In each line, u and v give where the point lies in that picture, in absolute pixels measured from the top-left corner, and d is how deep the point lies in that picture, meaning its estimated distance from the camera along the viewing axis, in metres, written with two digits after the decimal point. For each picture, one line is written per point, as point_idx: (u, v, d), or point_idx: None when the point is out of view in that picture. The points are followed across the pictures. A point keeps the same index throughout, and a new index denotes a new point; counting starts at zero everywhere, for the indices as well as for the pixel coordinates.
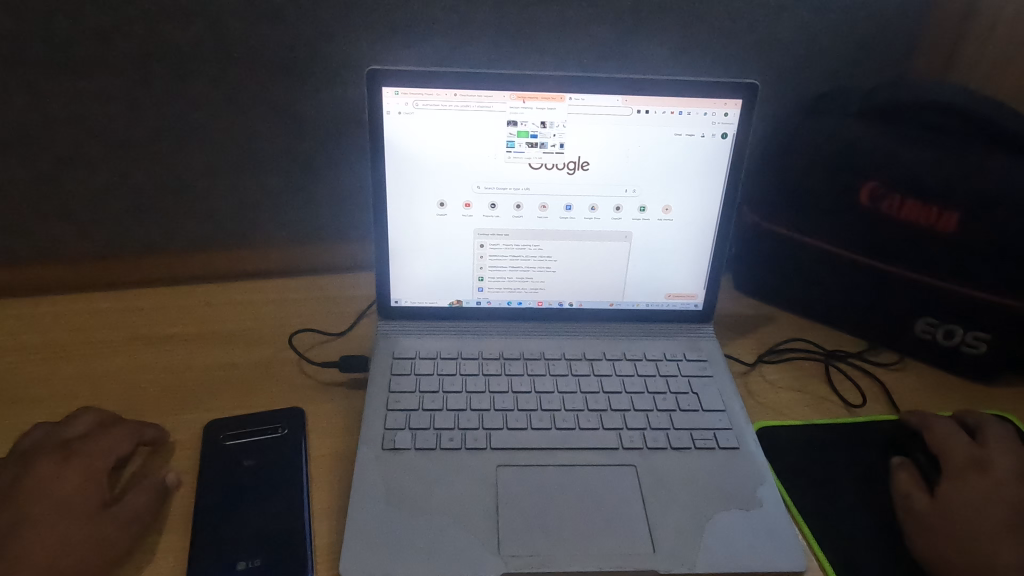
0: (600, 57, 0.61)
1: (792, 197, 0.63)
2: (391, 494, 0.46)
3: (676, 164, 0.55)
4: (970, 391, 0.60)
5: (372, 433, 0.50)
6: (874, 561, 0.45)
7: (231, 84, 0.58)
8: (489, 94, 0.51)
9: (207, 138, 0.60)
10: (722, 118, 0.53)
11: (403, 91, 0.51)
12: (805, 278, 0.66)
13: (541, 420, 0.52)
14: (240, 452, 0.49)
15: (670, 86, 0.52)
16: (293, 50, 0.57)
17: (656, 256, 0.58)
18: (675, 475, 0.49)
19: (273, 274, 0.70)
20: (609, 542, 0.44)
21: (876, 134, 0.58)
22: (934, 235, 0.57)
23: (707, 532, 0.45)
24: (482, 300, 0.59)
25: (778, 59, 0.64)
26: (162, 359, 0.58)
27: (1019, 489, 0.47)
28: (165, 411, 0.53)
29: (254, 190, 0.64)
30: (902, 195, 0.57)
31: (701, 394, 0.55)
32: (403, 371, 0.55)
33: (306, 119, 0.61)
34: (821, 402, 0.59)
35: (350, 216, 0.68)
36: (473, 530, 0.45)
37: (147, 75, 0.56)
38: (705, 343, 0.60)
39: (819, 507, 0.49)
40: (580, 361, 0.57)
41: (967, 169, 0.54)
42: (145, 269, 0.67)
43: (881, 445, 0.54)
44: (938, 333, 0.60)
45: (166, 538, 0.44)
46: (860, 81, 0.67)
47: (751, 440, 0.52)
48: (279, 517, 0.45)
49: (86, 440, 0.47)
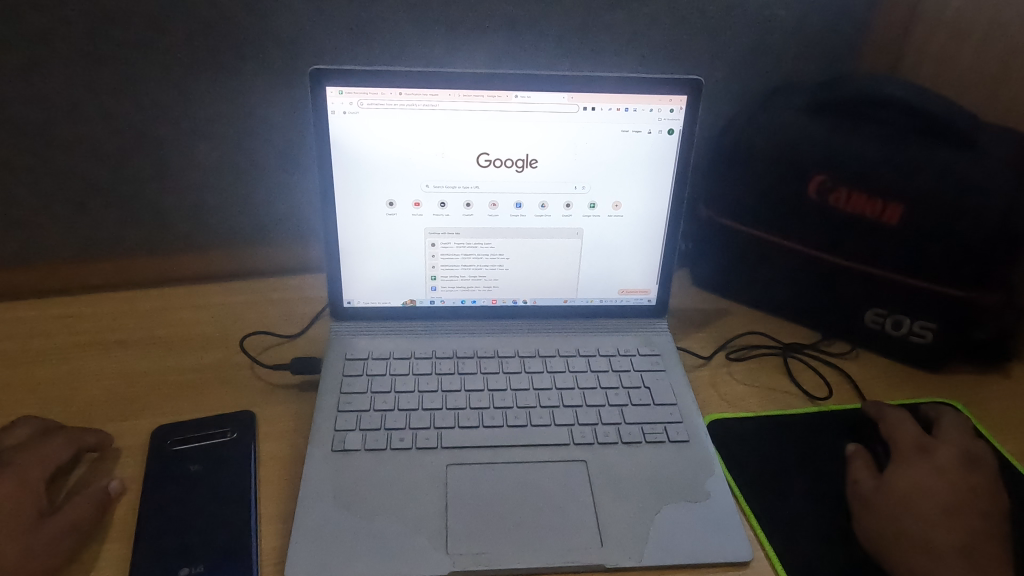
0: (550, 54, 0.62)
1: (743, 191, 0.63)
2: (339, 495, 0.46)
3: (625, 161, 0.55)
4: (919, 380, 0.61)
5: (323, 435, 0.50)
6: (820, 548, 0.46)
7: (177, 85, 0.57)
8: (434, 92, 0.51)
9: (154, 140, 0.60)
10: (668, 114, 0.53)
11: (347, 91, 0.51)
12: (757, 271, 0.67)
13: (493, 418, 0.52)
14: (187, 457, 0.49)
15: (616, 83, 0.52)
16: (239, 50, 0.57)
17: (608, 252, 0.58)
18: (625, 469, 0.49)
19: (227, 277, 0.69)
20: (557, 537, 0.45)
21: (821, 129, 0.58)
22: (880, 227, 0.57)
23: (655, 525, 0.46)
24: (435, 299, 0.59)
25: (728, 55, 0.64)
26: (111, 365, 0.58)
27: (960, 472, 0.48)
28: (112, 417, 0.53)
29: (205, 192, 0.64)
30: (848, 187, 0.57)
31: (653, 387, 0.55)
32: (355, 372, 0.55)
33: (255, 120, 0.60)
34: (774, 393, 0.60)
35: (304, 217, 0.68)
36: (421, 528, 0.45)
37: (90, 77, 0.55)
38: (658, 338, 0.61)
39: (767, 497, 0.50)
40: (533, 359, 0.57)
41: (909, 161, 0.55)
42: (94, 274, 0.65)
43: (830, 435, 0.55)
44: (887, 323, 0.61)
45: (108, 545, 0.44)
46: (810, 77, 0.68)
47: (702, 433, 0.52)
48: (224, 522, 0.45)
49: (23, 449, 0.46)
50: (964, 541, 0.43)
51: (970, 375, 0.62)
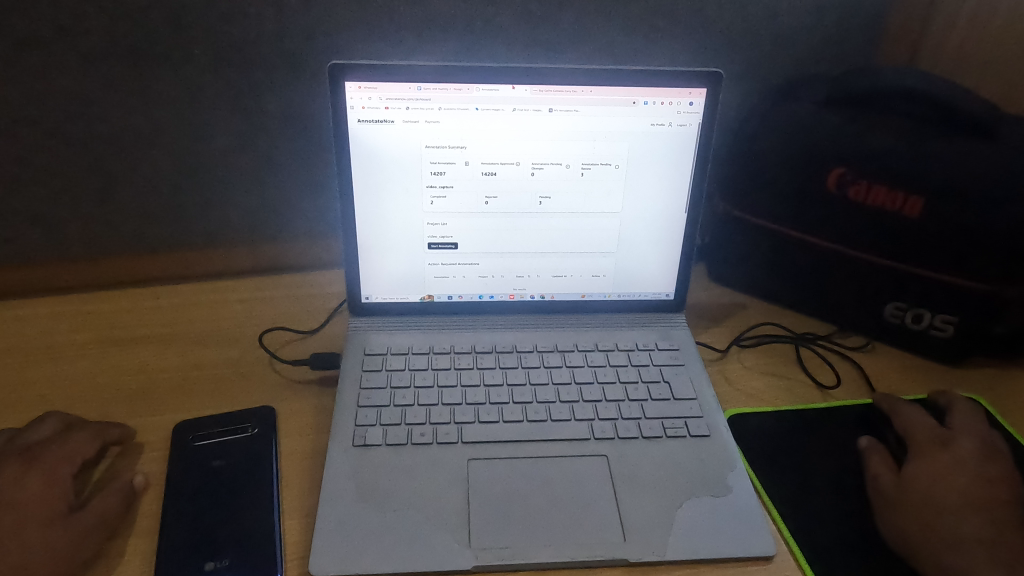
0: (567, 48, 0.61)
1: (761, 185, 0.63)
2: (362, 490, 0.46)
3: (644, 155, 0.55)
4: (939, 373, 0.61)
5: (343, 430, 0.50)
6: (844, 542, 0.46)
7: (194, 82, 0.57)
8: (453, 87, 0.51)
9: (172, 136, 0.60)
10: (687, 107, 0.53)
11: (365, 86, 0.50)
12: (774, 265, 0.66)
13: (513, 413, 0.52)
14: (210, 452, 0.49)
15: (634, 76, 0.52)
16: (257, 47, 0.57)
17: (625, 247, 0.58)
18: (646, 463, 0.49)
19: (243, 273, 0.70)
20: (580, 533, 0.44)
21: (840, 122, 0.58)
22: (900, 220, 0.57)
23: (678, 520, 0.46)
24: (452, 294, 0.59)
25: (745, 47, 0.64)
26: (132, 362, 0.58)
27: (982, 466, 0.47)
28: (134, 412, 0.53)
29: (220, 187, 0.64)
30: (868, 181, 0.57)
31: (673, 382, 0.55)
32: (374, 367, 0.55)
33: (273, 118, 0.61)
34: (794, 387, 0.59)
35: (320, 213, 0.68)
36: (444, 524, 0.45)
37: (109, 75, 0.55)
38: (676, 332, 0.60)
39: (790, 490, 0.49)
40: (551, 354, 0.57)
41: (931, 153, 0.54)
42: (113, 270, 0.66)
43: (851, 430, 0.54)
44: (907, 317, 0.61)
45: (134, 539, 0.44)
46: (827, 69, 0.67)
47: (722, 427, 0.52)
48: (248, 518, 0.45)
49: (47, 446, 0.46)
50: (991, 535, 0.43)
51: (989, 368, 0.61)
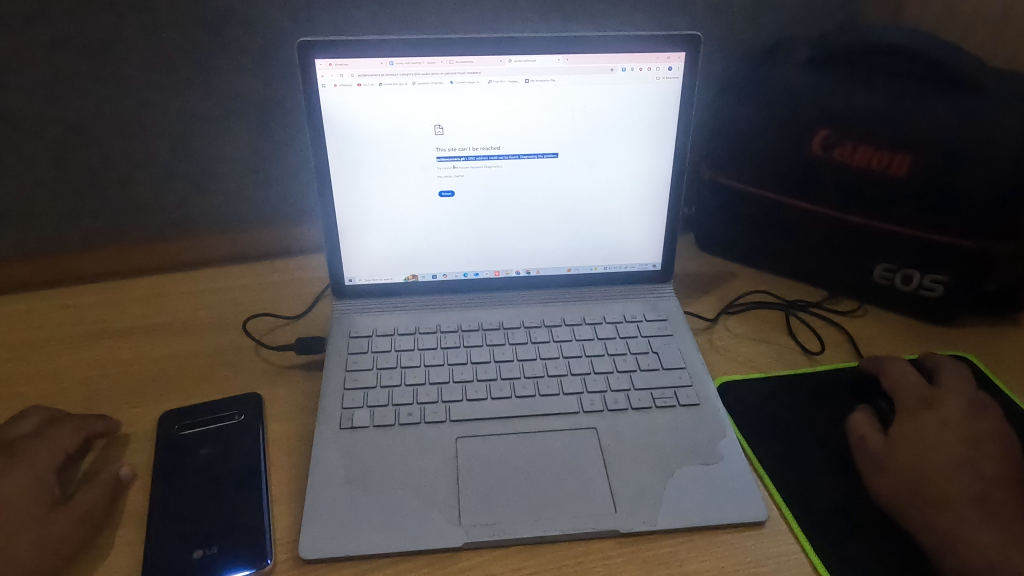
0: (542, 16, 0.60)
1: (745, 151, 0.62)
2: (350, 472, 0.46)
3: (624, 124, 0.53)
4: (929, 334, 0.60)
5: (330, 413, 0.50)
6: (834, 505, 0.45)
7: (164, 65, 0.56)
8: (430, 61, 0.50)
9: (145, 124, 0.59)
10: (666, 72, 0.52)
11: (335, 63, 0.49)
12: (760, 230, 0.65)
13: (501, 390, 0.52)
14: (196, 441, 0.49)
15: (611, 40, 0.50)
16: (224, 26, 0.55)
17: (609, 217, 0.57)
18: (637, 435, 0.49)
19: (225, 261, 0.69)
20: (572, 506, 0.44)
21: (822, 83, 0.57)
22: (886, 180, 0.56)
23: (668, 490, 0.45)
24: (437, 273, 0.59)
25: (726, 9, 0.63)
26: (115, 353, 0.57)
27: (970, 423, 0.47)
28: (119, 404, 0.53)
29: (196, 173, 0.63)
30: (853, 141, 0.56)
31: (661, 353, 0.55)
32: (359, 349, 0.54)
33: (246, 100, 0.59)
34: (783, 352, 0.59)
35: (299, 196, 0.67)
36: (433, 503, 0.44)
37: (74, 62, 0.54)
38: (664, 303, 0.60)
39: (780, 455, 0.49)
40: (539, 329, 0.57)
41: (916, 110, 0.53)
42: (93, 262, 0.65)
43: (843, 394, 0.54)
44: (896, 278, 0.60)
45: (122, 530, 0.44)
46: (809, 29, 0.66)
47: (712, 395, 0.51)
48: (236, 507, 0.44)
49: (30, 439, 0.46)
50: (980, 490, 0.43)
51: (977, 326, 0.61)
